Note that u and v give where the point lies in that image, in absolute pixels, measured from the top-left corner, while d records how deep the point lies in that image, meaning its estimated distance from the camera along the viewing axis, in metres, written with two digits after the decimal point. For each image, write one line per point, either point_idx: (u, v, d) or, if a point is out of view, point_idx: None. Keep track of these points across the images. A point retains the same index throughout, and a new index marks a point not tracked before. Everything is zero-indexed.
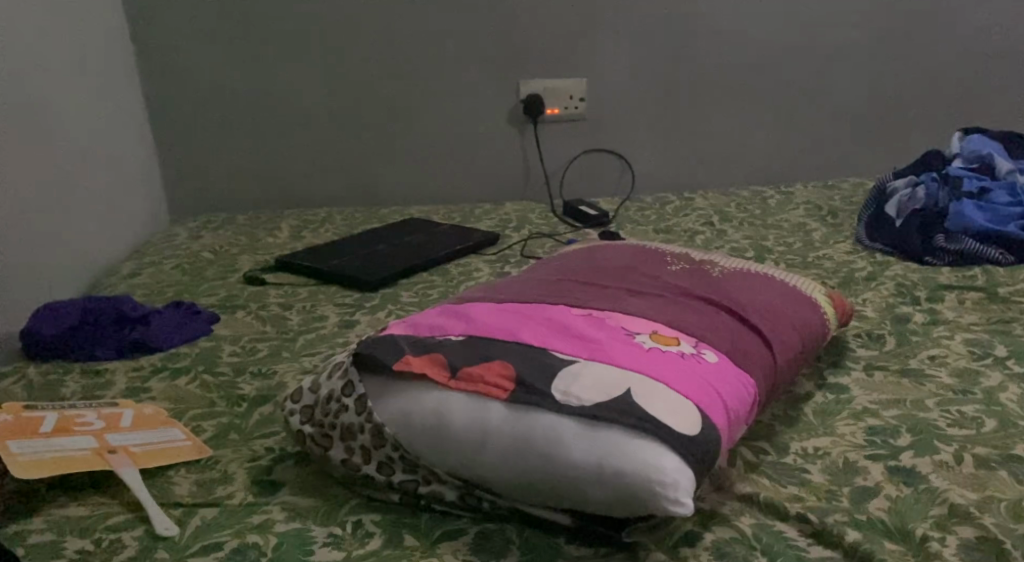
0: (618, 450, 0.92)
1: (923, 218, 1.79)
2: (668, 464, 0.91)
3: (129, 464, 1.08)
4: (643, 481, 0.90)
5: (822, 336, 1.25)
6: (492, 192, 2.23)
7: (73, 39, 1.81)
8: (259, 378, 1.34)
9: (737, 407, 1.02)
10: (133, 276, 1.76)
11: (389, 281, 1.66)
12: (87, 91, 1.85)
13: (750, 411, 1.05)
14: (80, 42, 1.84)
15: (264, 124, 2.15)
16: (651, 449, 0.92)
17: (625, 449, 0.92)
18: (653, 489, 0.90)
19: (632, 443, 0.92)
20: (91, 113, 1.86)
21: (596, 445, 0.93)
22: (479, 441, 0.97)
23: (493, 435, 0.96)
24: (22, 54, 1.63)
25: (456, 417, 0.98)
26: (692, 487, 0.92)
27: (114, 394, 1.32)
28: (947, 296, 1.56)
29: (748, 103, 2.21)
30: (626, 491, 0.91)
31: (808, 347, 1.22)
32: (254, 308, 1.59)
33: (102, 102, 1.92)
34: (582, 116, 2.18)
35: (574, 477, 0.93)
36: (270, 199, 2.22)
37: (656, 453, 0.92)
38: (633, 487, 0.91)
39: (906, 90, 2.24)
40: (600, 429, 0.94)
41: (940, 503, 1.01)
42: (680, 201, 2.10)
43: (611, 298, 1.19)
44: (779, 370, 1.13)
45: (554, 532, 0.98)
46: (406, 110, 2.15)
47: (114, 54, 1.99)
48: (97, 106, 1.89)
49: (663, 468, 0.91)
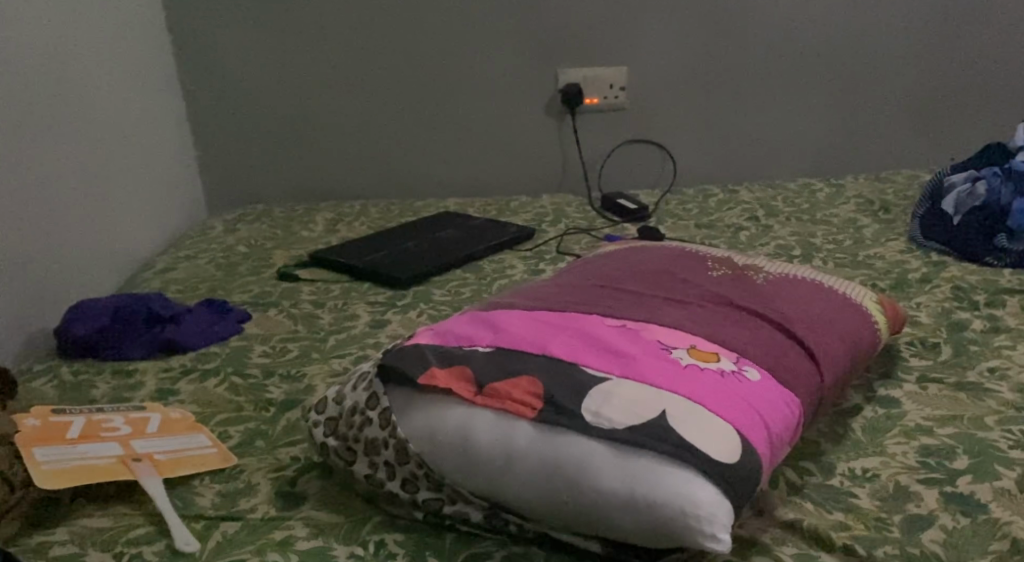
0: (652, 480, 0.87)
1: (983, 216, 1.70)
2: (704, 495, 0.86)
3: (153, 474, 1.05)
4: (676, 515, 0.85)
5: (868, 355, 1.17)
6: (531, 183, 2.18)
7: (109, 28, 1.79)
8: (288, 380, 1.30)
9: (779, 431, 0.96)
10: (168, 271, 1.73)
11: (423, 279, 1.62)
12: (121, 82, 1.83)
13: (793, 434, 0.99)
14: (114, 29, 1.81)
15: (300, 113, 2.12)
16: (687, 480, 0.87)
17: (660, 480, 0.87)
18: (688, 523, 0.85)
19: (668, 472, 0.87)
20: (124, 103, 1.83)
21: (629, 473, 0.88)
22: (506, 463, 0.92)
23: (521, 458, 0.91)
24: (54, 48, 1.61)
25: (482, 436, 0.94)
26: (729, 521, 0.86)
27: (143, 395, 1.29)
28: (1007, 300, 1.48)
29: (796, 91, 2.12)
30: (659, 522, 0.86)
31: (854, 365, 1.14)
32: (286, 305, 1.55)
33: (138, 91, 1.90)
34: (623, 106, 2.11)
35: (605, 506, 0.88)
36: (305, 190, 2.19)
37: (692, 483, 0.86)
38: (666, 518, 0.86)
39: (964, 77, 2.14)
40: (633, 456, 0.89)
41: (1002, 537, 0.94)
42: (724, 194, 2.03)
43: (649, 307, 1.14)
44: (823, 391, 1.07)
45: (583, 559, 0.93)
46: (442, 99, 2.10)
47: (152, 43, 1.97)
48: (132, 94, 1.87)
49: (700, 501, 0.85)
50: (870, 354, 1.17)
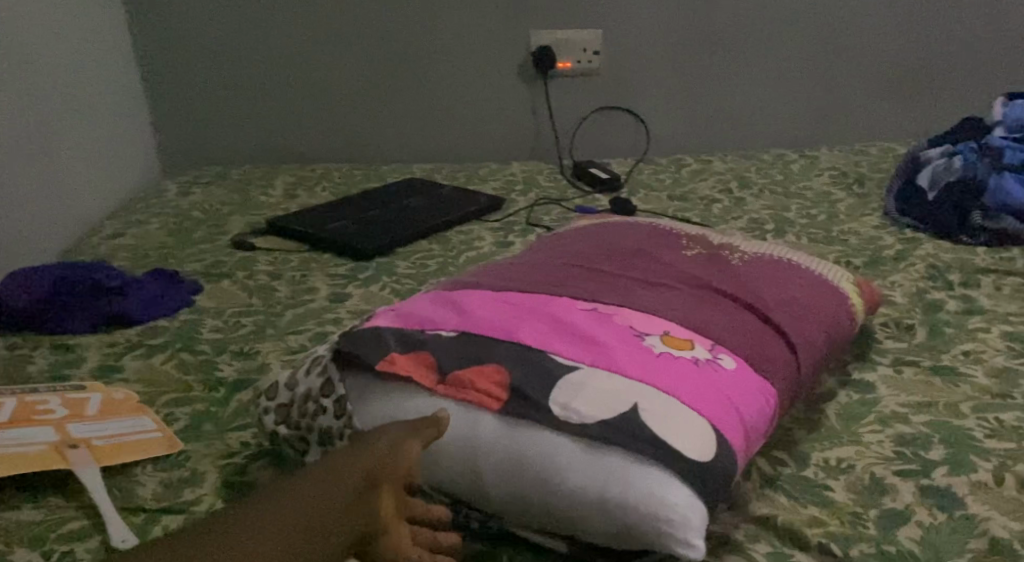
0: (622, 481, 0.83)
1: (958, 193, 1.67)
2: (678, 498, 0.82)
3: (90, 463, 0.99)
4: (648, 518, 0.81)
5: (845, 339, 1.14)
6: (500, 148, 2.12)
7: None
8: (240, 358, 1.24)
9: (755, 424, 0.92)
10: (117, 236, 1.66)
11: (386, 250, 1.55)
12: (65, 35, 1.74)
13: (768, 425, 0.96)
14: None
15: (258, 70, 2.04)
16: (659, 481, 0.82)
17: (630, 481, 0.82)
18: (660, 528, 0.81)
19: (639, 472, 0.83)
20: (66, 57, 1.74)
21: (599, 473, 0.83)
22: (469, 458, 0.88)
23: (485, 455, 0.87)
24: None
25: (446, 431, 0.89)
26: (703, 525, 0.82)
27: (85, 372, 1.22)
28: (983, 281, 1.45)
29: (773, 59, 2.07)
30: (630, 526, 0.82)
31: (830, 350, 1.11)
32: (241, 276, 1.49)
33: (85, 45, 1.81)
34: (597, 71, 2.05)
35: (573, 508, 0.84)
36: (265, 151, 2.11)
37: (665, 485, 0.82)
38: (634, 522, 0.81)
39: (943, 47, 2.10)
40: (603, 454, 0.84)
41: (979, 534, 0.91)
42: (697, 164, 1.98)
43: (621, 289, 1.09)
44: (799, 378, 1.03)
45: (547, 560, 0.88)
46: (407, 59, 2.03)
47: None
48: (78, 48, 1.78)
49: (671, 506, 0.81)
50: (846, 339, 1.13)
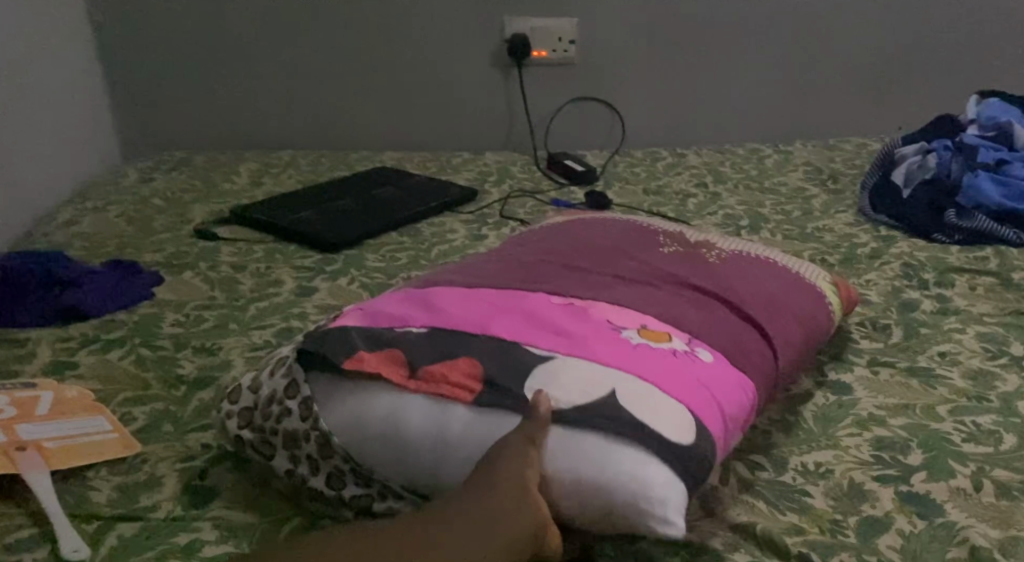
0: (600, 461, 0.81)
1: (932, 190, 1.66)
2: (655, 476, 0.80)
3: (40, 467, 0.94)
4: (627, 498, 0.79)
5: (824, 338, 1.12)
6: (472, 138, 2.08)
7: None
8: (202, 354, 1.20)
9: (736, 419, 0.90)
10: (74, 224, 1.60)
11: (355, 241, 1.51)
12: (19, 13, 1.67)
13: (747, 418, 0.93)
14: None
15: (223, 53, 1.98)
16: (635, 459, 0.81)
17: (606, 461, 0.81)
18: (641, 508, 0.79)
19: (615, 450, 0.82)
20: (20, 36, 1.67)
21: (576, 455, 0.82)
22: (440, 451, 0.85)
23: (456, 446, 0.85)
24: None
25: (414, 424, 0.86)
26: (684, 503, 0.81)
27: (37, 368, 1.17)
28: (957, 280, 1.44)
29: (749, 51, 2.05)
30: (611, 508, 0.80)
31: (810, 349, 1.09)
32: (203, 268, 1.44)
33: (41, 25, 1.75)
34: (572, 60, 2.01)
35: (553, 493, 0.82)
36: (230, 137, 2.06)
37: (642, 463, 0.81)
38: (619, 504, 0.80)
39: (919, 42, 2.09)
40: (579, 437, 0.83)
41: (959, 543, 0.90)
42: (671, 157, 1.96)
43: (597, 285, 1.06)
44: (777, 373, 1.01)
45: None
46: (376, 44, 1.98)
47: None
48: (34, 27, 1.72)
49: (650, 481, 0.80)
50: (824, 338, 1.11)
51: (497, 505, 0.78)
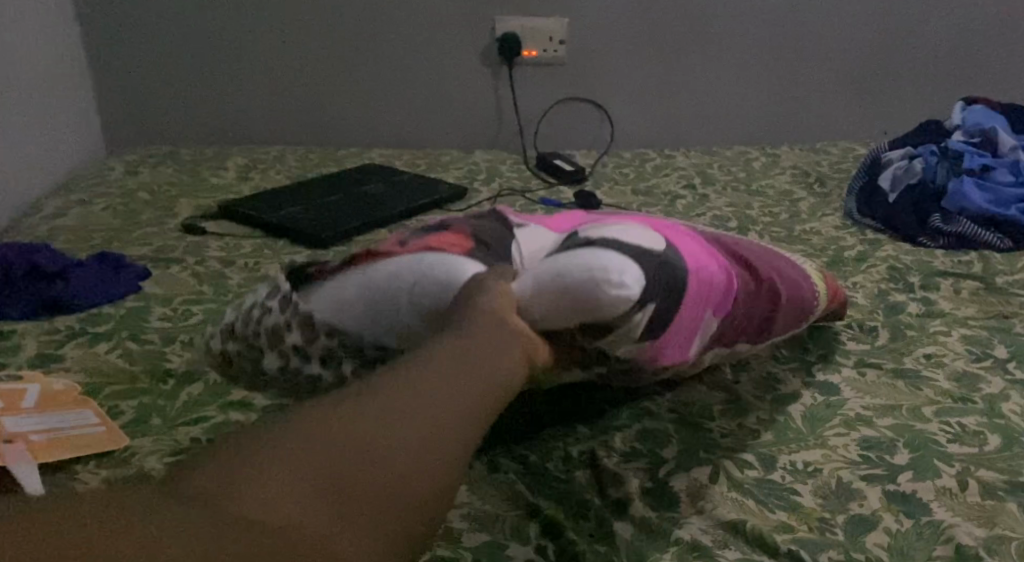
0: (557, 265, 0.98)
1: (918, 195, 1.68)
2: (604, 257, 0.96)
3: (27, 460, 0.94)
4: (589, 277, 0.94)
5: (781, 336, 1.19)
6: (462, 136, 2.08)
7: None
8: (190, 348, 1.19)
9: (690, 317, 1.02)
10: (59, 216, 1.59)
11: (344, 238, 1.51)
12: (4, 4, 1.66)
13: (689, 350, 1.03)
14: None
15: (211, 48, 1.98)
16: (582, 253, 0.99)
17: (560, 263, 0.98)
18: (602, 281, 0.94)
19: (566, 257, 0.98)
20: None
21: (542, 271, 0.98)
22: (432, 301, 1.00)
23: (445, 290, 0.99)
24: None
25: (403, 271, 1.02)
26: (637, 276, 0.96)
27: (23, 360, 1.16)
28: (942, 283, 1.45)
29: (737, 55, 2.06)
30: (579, 294, 0.95)
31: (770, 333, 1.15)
32: (191, 261, 1.43)
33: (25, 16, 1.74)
34: (562, 60, 2.02)
35: (533, 306, 0.96)
36: (218, 132, 2.05)
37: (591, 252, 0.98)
38: (589, 308, 0.94)
39: (905, 49, 2.11)
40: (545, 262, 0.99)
41: (945, 541, 0.91)
42: (660, 159, 1.97)
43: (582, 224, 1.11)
44: (735, 323, 1.09)
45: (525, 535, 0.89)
46: (366, 41, 1.98)
47: None
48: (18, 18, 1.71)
49: (598, 260, 0.96)
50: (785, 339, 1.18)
51: (444, 389, 0.79)
